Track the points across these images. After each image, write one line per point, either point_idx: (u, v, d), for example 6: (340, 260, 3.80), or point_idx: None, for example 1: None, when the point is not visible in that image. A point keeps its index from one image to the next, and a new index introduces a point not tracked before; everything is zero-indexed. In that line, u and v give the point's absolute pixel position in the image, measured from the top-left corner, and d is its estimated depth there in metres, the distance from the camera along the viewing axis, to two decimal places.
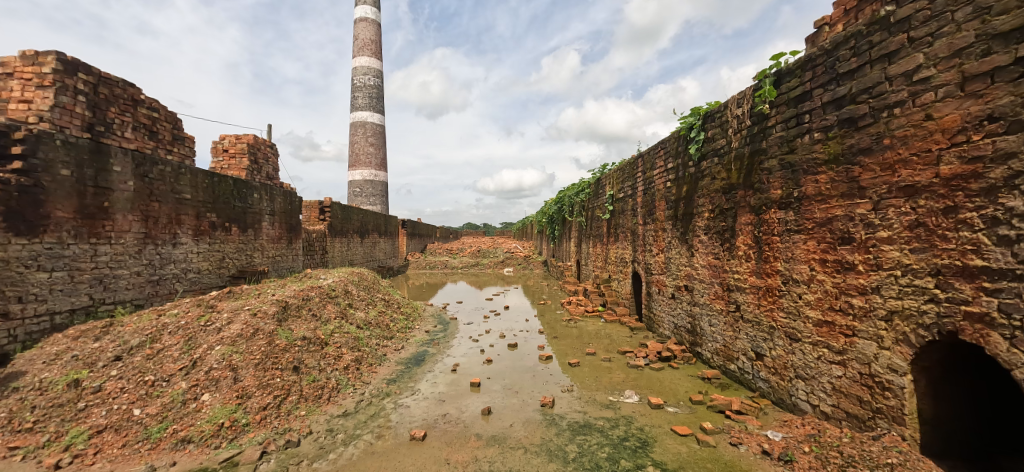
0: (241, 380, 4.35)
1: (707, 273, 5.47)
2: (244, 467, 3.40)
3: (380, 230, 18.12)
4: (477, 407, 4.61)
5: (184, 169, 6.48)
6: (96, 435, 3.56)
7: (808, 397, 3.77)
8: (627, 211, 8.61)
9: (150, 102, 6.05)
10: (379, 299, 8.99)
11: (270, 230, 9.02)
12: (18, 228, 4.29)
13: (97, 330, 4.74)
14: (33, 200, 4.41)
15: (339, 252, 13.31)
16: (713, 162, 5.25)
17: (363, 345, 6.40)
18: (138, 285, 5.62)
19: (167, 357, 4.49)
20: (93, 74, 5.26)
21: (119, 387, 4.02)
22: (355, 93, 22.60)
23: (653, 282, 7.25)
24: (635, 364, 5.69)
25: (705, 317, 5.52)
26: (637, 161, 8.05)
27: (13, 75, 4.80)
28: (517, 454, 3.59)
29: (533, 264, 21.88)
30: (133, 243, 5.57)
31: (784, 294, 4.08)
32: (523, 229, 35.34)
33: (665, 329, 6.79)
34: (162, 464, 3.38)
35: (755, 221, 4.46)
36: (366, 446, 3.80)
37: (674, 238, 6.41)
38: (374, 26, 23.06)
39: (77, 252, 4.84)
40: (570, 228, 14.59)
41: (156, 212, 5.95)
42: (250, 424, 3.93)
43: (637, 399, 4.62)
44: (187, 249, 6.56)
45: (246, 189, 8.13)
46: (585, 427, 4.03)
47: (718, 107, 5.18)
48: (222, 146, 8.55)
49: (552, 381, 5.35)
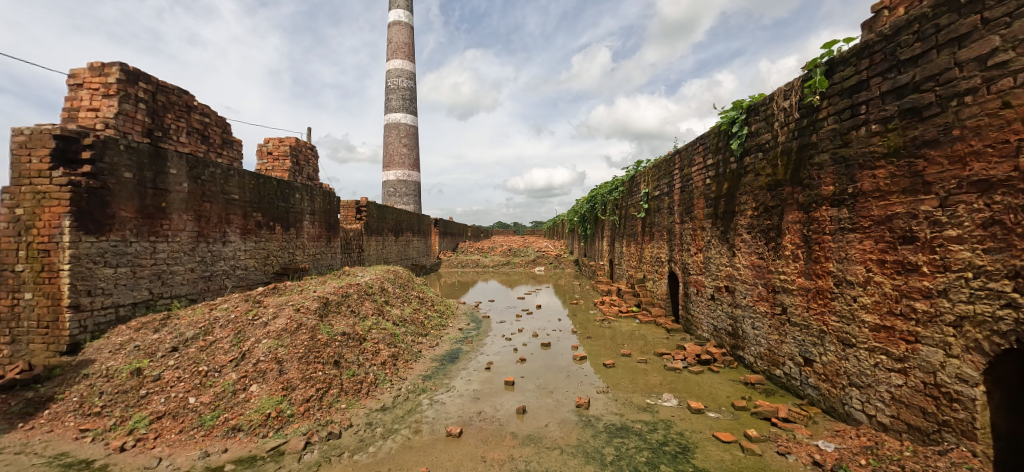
0: (286, 372, 4.54)
1: (750, 274, 5.23)
2: (290, 457, 3.53)
3: (413, 229, 18.51)
4: (512, 406, 4.61)
5: (232, 171, 6.82)
6: (156, 421, 3.82)
7: (863, 406, 3.54)
8: (663, 209, 8.38)
9: (202, 108, 6.40)
10: (414, 297, 9.17)
11: (310, 229, 9.38)
12: (88, 228, 4.61)
13: (156, 322, 5.07)
14: (100, 201, 4.74)
15: (374, 250, 13.69)
16: (757, 158, 5.02)
17: (399, 341, 6.55)
18: (191, 281, 5.98)
19: (219, 348, 4.74)
20: (151, 83, 5.61)
21: (176, 376, 4.28)
22: (389, 95, 23.15)
23: (691, 282, 7.02)
24: (673, 366, 5.53)
25: (748, 319, 5.29)
26: (674, 158, 7.82)
27: (82, 86, 5.18)
28: (554, 454, 3.56)
29: (564, 263, 21.73)
30: (187, 241, 5.92)
31: (837, 296, 3.84)
32: (554, 228, 35.17)
33: (704, 331, 6.57)
34: (215, 450, 3.57)
35: (804, 220, 4.22)
36: (404, 440, 3.88)
37: (714, 237, 6.18)
38: (408, 28, 23.53)
39: (139, 249, 5.19)
40: (602, 227, 14.39)
41: (208, 212, 6.30)
42: (294, 415, 4.08)
43: (675, 403, 4.49)
44: (236, 246, 6.92)
45: (289, 190, 8.48)
46: (622, 430, 3.95)
47: (763, 100, 4.94)
48: (266, 149, 8.93)
49: (587, 382, 5.28)
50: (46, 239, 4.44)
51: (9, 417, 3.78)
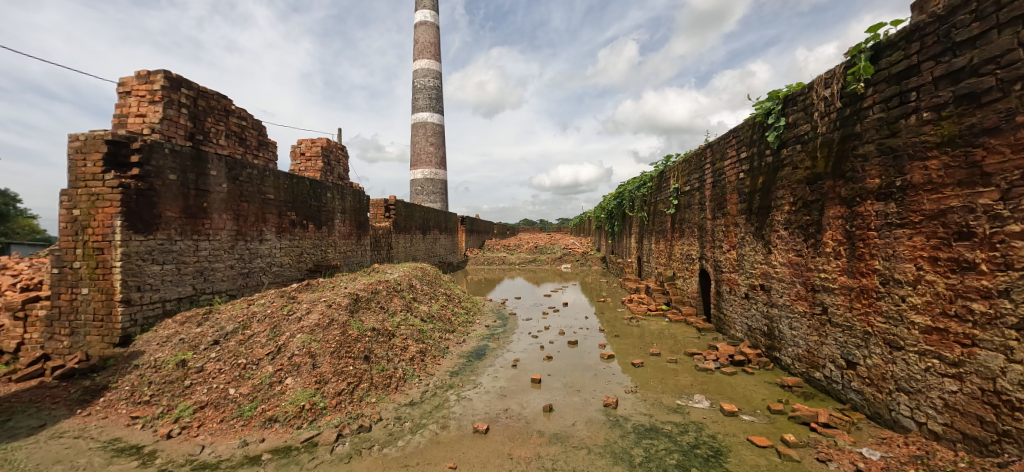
0: (319, 366, 4.68)
1: (788, 272, 5.01)
2: (322, 448, 3.63)
3: (440, 226, 18.74)
4: (539, 404, 4.60)
5: (268, 172, 7.09)
6: (200, 410, 4.02)
7: (912, 412, 3.34)
8: (694, 205, 8.16)
9: (239, 112, 6.67)
10: (441, 294, 9.28)
11: (341, 227, 9.64)
12: (137, 227, 4.89)
13: (199, 317, 5.33)
14: (148, 202, 5.02)
15: (403, 248, 13.96)
16: (795, 150, 4.81)
17: (427, 337, 6.65)
18: (231, 277, 6.26)
19: (257, 342, 4.95)
20: (193, 88, 5.88)
21: (217, 368, 4.49)
22: (417, 95, 23.52)
23: (723, 280, 6.81)
24: (705, 367, 5.38)
25: (785, 319, 5.07)
26: (706, 151, 7.59)
27: (131, 93, 5.49)
28: (581, 454, 3.52)
29: (591, 260, 21.53)
30: (227, 239, 6.19)
31: (883, 296, 3.62)
32: (580, 225, 34.88)
33: (737, 331, 6.36)
34: (254, 440, 3.72)
35: (846, 215, 4.01)
36: (432, 435, 3.93)
37: (748, 234, 5.96)
38: (434, 28, 23.81)
39: (183, 247, 5.48)
40: (630, 223, 14.16)
41: (245, 211, 6.56)
42: (326, 408, 4.20)
43: (707, 405, 4.36)
44: (272, 244, 7.19)
45: (321, 190, 8.74)
46: (651, 431, 3.87)
47: (801, 89, 4.71)
48: (299, 150, 9.23)
49: (615, 381, 5.20)
50: (100, 238, 4.74)
51: (68, 404, 4.07)
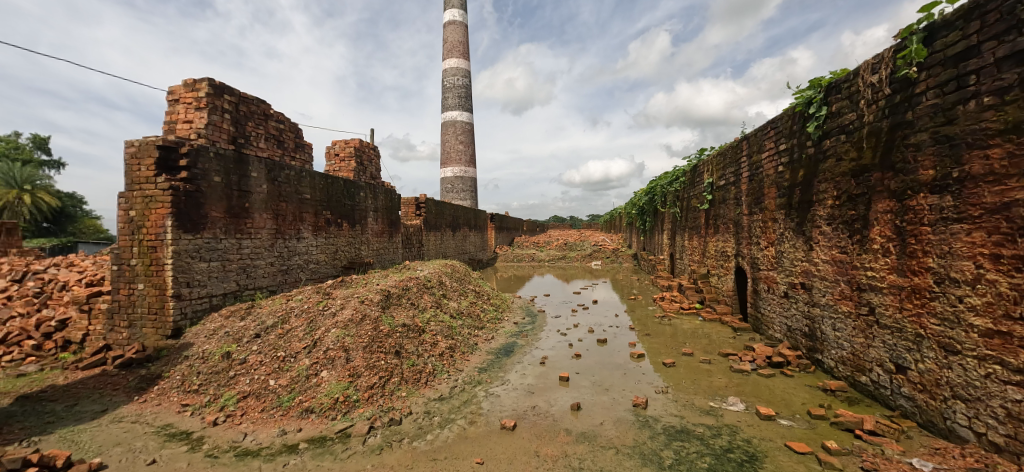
0: (352, 360, 4.83)
1: (831, 270, 4.78)
2: (355, 440, 3.75)
3: (470, 224, 18.98)
4: (566, 402, 4.58)
5: (304, 172, 7.38)
6: (243, 399, 4.25)
7: (970, 422, 3.11)
8: (729, 200, 7.90)
9: (277, 115, 6.98)
10: (470, 290, 9.39)
11: (374, 225, 9.93)
12: (186, 226, 5.20)
13: (242, 311, 5.63)
14: (195, 203, 5.33)
15: (433, 245, 14.22)
16: (839, 140, 4.57)
17: (456, 333, 6.75)
18: (271, 274, 6.58)
19: (295, 336, 5.17)
20: (235, 95, 6.19)
21: (259, 360, 4.73)
22: (446, 94, 23.86)
23: (761, 278, 6.56)
24: (740, 368, 5.20)
25: (828, 320, 4.84)
26: (742, 144, 7.33)
27: (179, 101, 5.84)
28: (608, 454, 3.49)
29: (622, 257, 21.21)
30: (267, 238, 6.51)
31: (937, 296, 3.39)
32: (611, 222, 34.39)
33: (776, 331, 6.11)
34: (292, 429, 3.89)
35: (896, 209, 3.77)
36: (460, 430, 3.99)
37: (787, 230, 5.72)
38: (462, 27, 24.06)
39: (228, 245, 5.80)
40: (663, 219, 13.85)
41: (284, 211, 6.87)
42: (359, 400, 4.34)
43: (742, 408, 4.21)
44: (308, 242, 7.50)
45: (354, 189, 9.03)
46: (682, 433, 3.78)
47: (846, 76, 4.48)
48: (334, 151, 9.55)
49: (645, 381, 5.11)
50: (153, 237, 5.08)
51: (127, 391, 4.40)
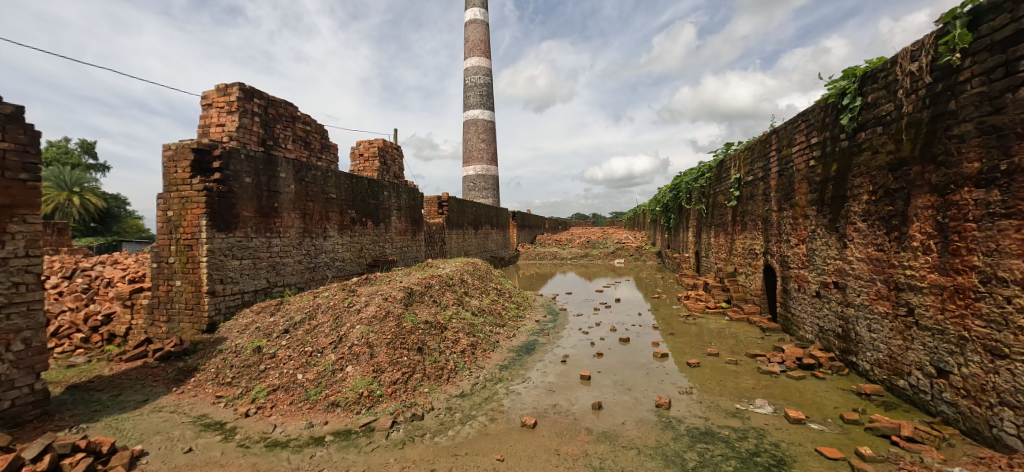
0: (377, 356, 4.93)
1: (866, 269, 4.59)
2: (379, 433, 3.84)
3: (492, 222, 19.08)
4: (588, 401, 4.56)
5: (330, 172, 7.57)
6: (272, 392, 4.40)
7: (1018, 431, 2.94)
8: (757, 196, 7.68)
9: (304, 117, 7.18)
10: (492, 288, 9.45)
11: (398, 223, 10.11)
12: (219, 225, 5.42)
13: (272, 307, 5.84)
14: (228, 203, 5.54)
15: (456, 243, 14.37)
16: (875, 133, 4.38)
17: (477, 331, 6.80)
18: (299, 271, 6.79)
19: (321, 332, 5.32)
20: (264, 98, 6.40)
21: (288, 355, 4.90)
22: (468, 93, 24.05)
23: (791, 277, 6.35)
24: (768, 370, 5.06)
25: (863, 320, 4.65)
26: (771, 138, 7.11)
27: (212, 105, 6.07)
28: (630, 454, 3.45)
29: (645, 255, 20.92)
30: (295, 236, 6.72)
31: (983, 297, 3.21)
32: (634, 219, 33.93)
33: (807, 332, 5.92)
34: (318, 422, 4.00)
35: (938, 205, 3.59)
36: (481, 427, 4.02)
37: (819, 227, 5.52)
38: (483, 26, 24.19)
39: (258, 244, 6.02)
40: (688, 216, 13.59)
41: (311, 210, 7.07)
42: (383, 395, 4.43)
43: (770, 410, 4.10)
44: (334, 240, 7.70)
45: (378, 188, 9.21)
46: (706, 435, 3.71)
47: (883, 65, 4.29)
48: (358, 151, 9.76)
49: (668, 381, 5.03)
50: (189, 236, 5.31)
51: (166, 382, 4.63)
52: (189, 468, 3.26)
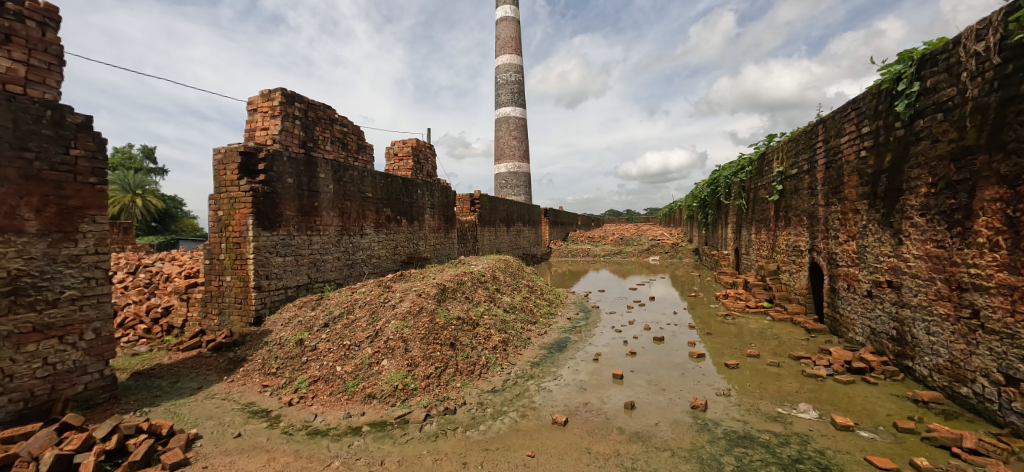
0: (411, 350, 5.06)
1: (924, 267, 4.29)
2: (413, 426, 3.94)
3: (524, 219, 19.14)
4: (620, 400, 4.51)
5: (366, 172, 7.82)
6: (313, 383, 4.62)
7: None
8: (802, 190, 7.32)
9: (342, 119, 7.44)
10: (523, 285, 9.48)
11: (431, 221, 10.32)
12: (265, 223, 5.71)
13: (313, 302, 6.12)
14: (272, 203, 5.83)
15: (487, 240, 14.51)
16: (935, 120, 4.08)
17: (509, 327, 6.86)
18: (338, 268, 7.08)
19: (359, 326, 5.52)
20: (304, 102, 6.68)
21: (327, 348, 5.12)
22: (499, 90, 24.19)
23: (840, 275, 6.02)
24: (814, 373, 4.83)
25: (921, 323, 4.35)
26: (818, 129, 6.74)
27: (257, 110, 6.39)
28: (663, 456, 3.39)
29: (681, 252, 20.38)
30: (334, 234, 7.00)
31: None
32: (670, 215, 33.07)
33: (858, 334, 5.60)
34: (356, 412, 4.17)
35: (1007, 198, 3.30)
36: (513, 422, 4.06)
37: (871, 222, 5.21)
38: (515, 23, 24.24)
39: (300, 241, 6.31)
40: (727, 212, 13.13)
41: (348, 209, 7.34)
42: (416, 389, 4.54)
43: (815, 416, 3.91)
44: (371, 238, 7.96)
45: (412, 187, 9.43)
46: (745, 439, 3.58)
47: (945, 46, 3.98)
48: (393, 151, 10.02)
49: (705, 382, 4.89)
50: (238, 234, 5.64)
51: (218, 371, 4.94)
52: (239, 451, 3.47)
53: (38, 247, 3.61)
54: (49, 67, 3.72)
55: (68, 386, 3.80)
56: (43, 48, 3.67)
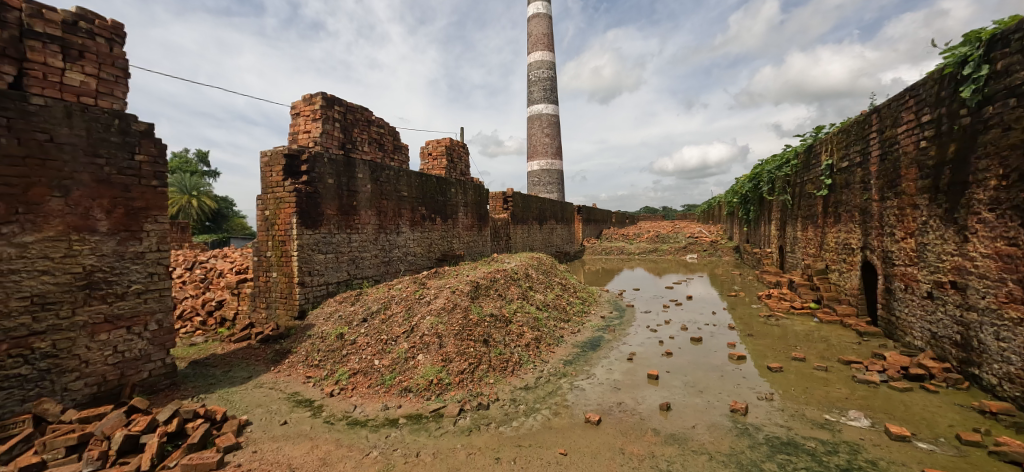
0: (445, 346, 5.17)
1: (993, 267, 3.95)
2: (448, 419, 4.03)
3: (557, 217, 19.07)
4: (655, 401, 4.43)
5: (401, 172, 8.04)
6: (353, 375, 4.82)
7: None
8: (854, 184, 6.88)
9: (378, 121, 7.67)
10: (556, 283, 9.45)
11: (464, 219, 10.46)
12: (307, 222, 5.99)
13: (352, 297, 6.37)
14: (314, 202, 6.10)
15: (520, 238, 14.57)
16: (1007, 106, 3.74)
17: (542, 325, 6.87)
18: (375, 265, 7.32)
19: (396, 321, 5.70)
20: (343, 105, 6.92)
21: (366, 342, 5.32)
22: (531, 88, 24.16)
23: (896, 275, 5.63)
24: (866, 379, 4.56)
25: (990, 327, 4.00)
26: (872, 118, 6.32)
27: (300, 114, 6.69)
28: (700, 459, 3.31)
29: (721, 250, 19.69)
30: (372, 232, 7.24)
31: None
32: (709, 211, 31.97)
33: (917, 339, 5.21)
34: (393, 405, 4.31)
35: None
36: (545, 420, 4.08)
37: (932, 218, 4.84)
38: (547, 19, 24.11)
39: (340, 239, 6.57)
40: (771, 208, 12.56)
41: (385, 208, 7.57)
42: (451, 383, 4.64)
43: (867, 424, 3.69)
44: (406, 236, 8.18)
45: (446, 186, 9.60)
46: (789, 446, 3.43)
47: (1019, 24, 3.63)
48: (427, 151, 10.24)
49: (745, 385, 4.72)
50: (283, 232, 5.94)
51: (266, 362, 5.25)
52: (285, 438, 3.68)
53: (108, 245, 3.94)
54: (116, 79, 4.04)
55: (135, 372, 4.14)
56: (111, 62, 4.00)
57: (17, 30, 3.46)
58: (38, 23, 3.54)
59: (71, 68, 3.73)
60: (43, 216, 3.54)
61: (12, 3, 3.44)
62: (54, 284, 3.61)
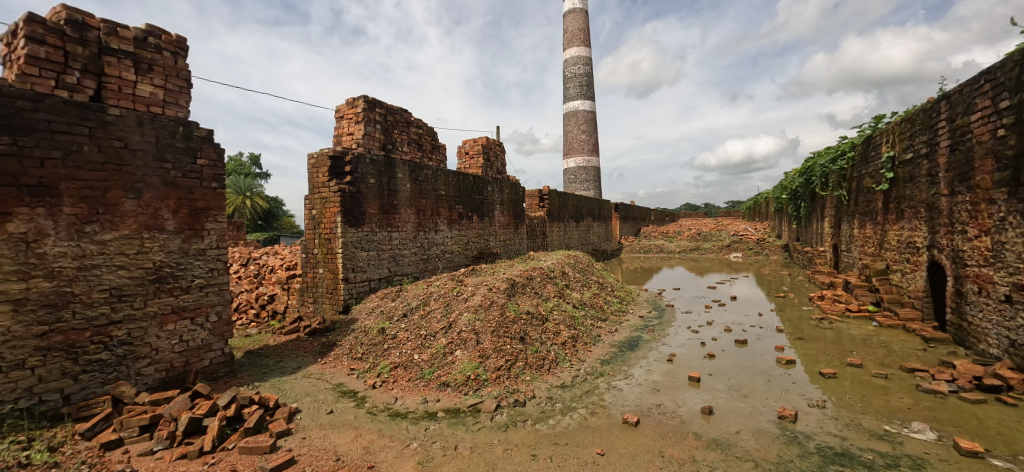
0: (482, 342, 5.25)
1: None
2: (485, 415, 4.11)
3: (594, 214, 18.83)
4: (697, 404, 4.30)
5: (440, 172, 8.22)
6: (394, 369, 5.00)
7: None
8: (920, 177, 6.36)
9: (418, 122, 7.87)
10: (593, 282, 9.34)
11: (500, 217, 10.55)
12: (351, 221, 6.25)
13: (393, 294, 6.59)
14: (357, 201, 6.36)
15: (556, 236, 14.51)
16: None
17: (578, 324, 6.82)
18: (415, 262, 7.54)
19: (435, 317, 5.85)
20: (384, 107, 7.14)
21: (406, 337, 5.50)
22: (567, 84, 23.94)
23: (969, 277, 5.16)
24: (932, 389, 4.22)
25: None
26: (940, 105, 5.81)
27: (343, 117, 6.97)
28: (745, 466, 3.19)
29: (768, 249, 18.76)
30: (411, 230, 7.46)
31: None
32: (755, 208, 30.48)
33: (993, 346, 4.76)
34: (432, 398, 4.44)
35: None
36: (582, 419, 4.06)
37: (1011, 214, 4.40)
38: (583, 14, 23.80)
39: (381, 237, 6.82)
40: (824, 204, 11.83)
41: (424, 207, 7.77)
42: (487, 380, 4.71)
43: (933, 438, 3.43)
44: (444, 234, 8.36)
45: (482, 184, 9.71)
46: (843, 457, 3.24)
47: None
48: (464, 150, 10.40)
49: (795, 391, 4.49)
50: (328, 231, 6.23)
51: (314, 353, 5.54)
52: (331, 426, 3.87)
53: (174, 242, 4.29)
54: (181, 89, 4.38)
55: (197, 360, 4.49)
56: (175, 73, 4.33)
57: (96, 47, 3.82)
58: (113, 40, 3.90)
59: (141, 80, 4.08)
60: (119, 216, 3.90)
61: (93, 23, 3.81)
62: (129, 277, 3.96)
